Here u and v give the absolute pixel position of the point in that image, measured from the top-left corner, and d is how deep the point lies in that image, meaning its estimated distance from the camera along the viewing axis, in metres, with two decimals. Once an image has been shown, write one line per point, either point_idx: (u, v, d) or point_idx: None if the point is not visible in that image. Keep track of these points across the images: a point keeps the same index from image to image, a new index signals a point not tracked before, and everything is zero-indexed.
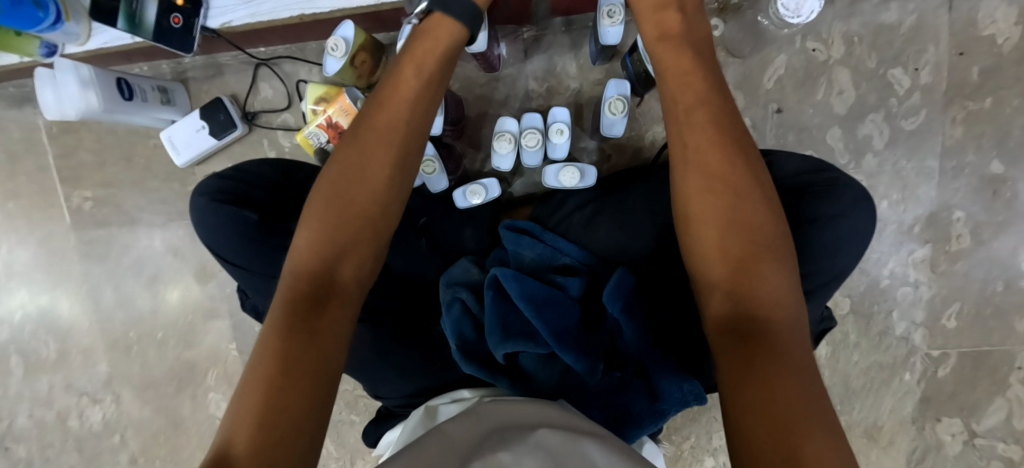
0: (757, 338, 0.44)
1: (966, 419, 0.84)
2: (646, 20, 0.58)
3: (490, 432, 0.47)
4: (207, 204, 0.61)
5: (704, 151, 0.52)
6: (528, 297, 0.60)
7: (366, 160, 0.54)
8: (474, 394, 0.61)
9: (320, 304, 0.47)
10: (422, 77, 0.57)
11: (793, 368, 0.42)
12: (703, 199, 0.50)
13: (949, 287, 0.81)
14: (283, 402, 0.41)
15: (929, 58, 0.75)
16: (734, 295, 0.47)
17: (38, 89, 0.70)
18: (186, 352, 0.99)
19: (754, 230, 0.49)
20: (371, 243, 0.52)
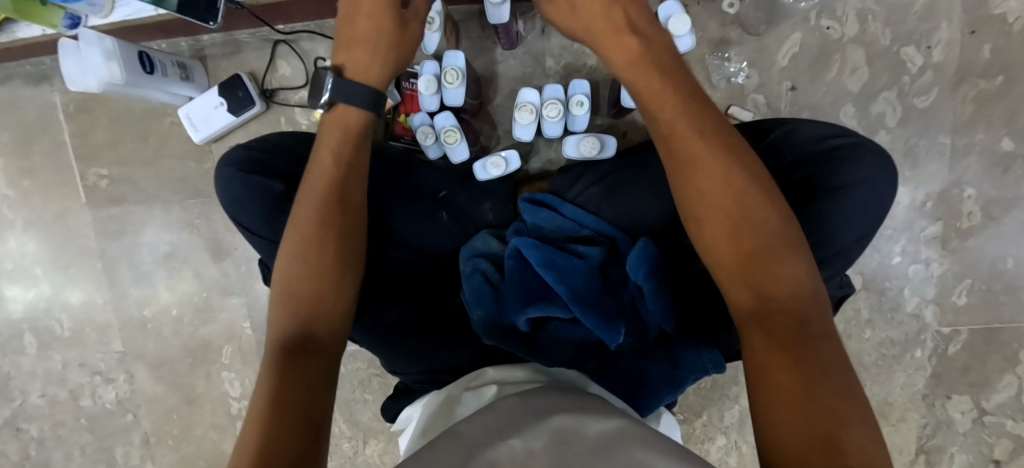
0: (783, 340, 0.42)
1: (976, 396, 0.85)
2: (608, 47, 0.56)
3: (505, 422, 0.46)
4: (234, 173, 0.61)
5: (695, 157, 0.50)
6: (549, 264, 0.62)
7: (318, 225, 0.54)
8: (499, 372, 0.61)
9: (300, 354, 0.48)
10: (339, 155, 0.58)
11: (812, 359, 0.41)
12: (705, 211, 0.49)
13: (960, 263, 0.82)
14: (281, 446, 0.41)
15: (942, 36, 0.76)
16: (749, 284, 0.46)
17: (61, 59, 0.70)
18: (201, 329, 1.00)
19: (763, 228, 0.47)
20: (334, 293, 0.53)
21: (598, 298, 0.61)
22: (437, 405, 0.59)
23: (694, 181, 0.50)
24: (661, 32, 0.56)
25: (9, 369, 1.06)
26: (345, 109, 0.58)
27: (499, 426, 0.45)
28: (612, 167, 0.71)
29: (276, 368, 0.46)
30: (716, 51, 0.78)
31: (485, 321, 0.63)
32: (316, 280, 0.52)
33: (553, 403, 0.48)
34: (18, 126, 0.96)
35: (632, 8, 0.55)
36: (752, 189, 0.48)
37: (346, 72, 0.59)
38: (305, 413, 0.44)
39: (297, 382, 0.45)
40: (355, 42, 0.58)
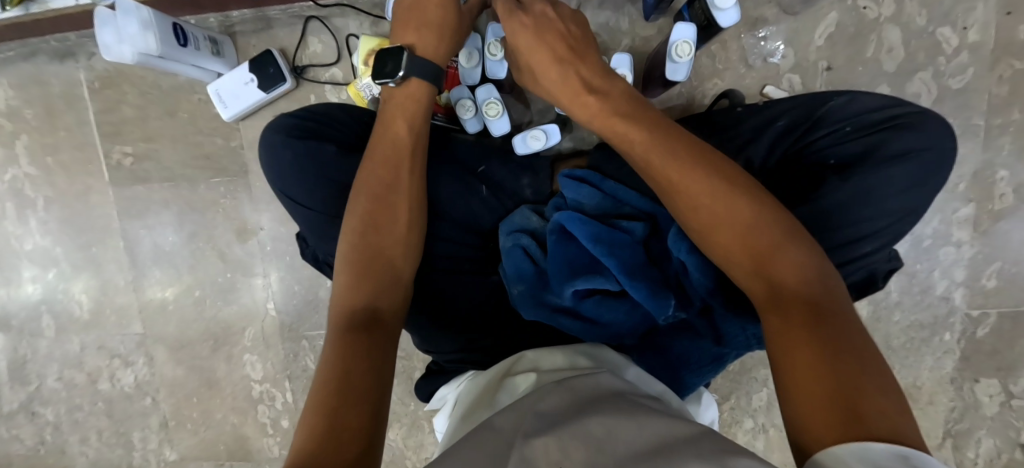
0: (801, 324, 0.40)
1: (1004, 380, 0.85)
2: (573, 105, 0.59)
3: (555, 422, 0.42)
4: (283, 140, 0.63)
5: (673, 174, 0.50)
6: (594, 238, 0.60)
7: (376, 215, 0.57)
8: (538, 353, 0.60)
9: (368, 329, 0.48)
10: (412, 131, 0.62)
11: (833, 338, 0.38)
12: (698, 220, 0.49)
13: (992, 245, 0.82)
14: (344, 403, 0.41)
15: (978, 16, 0.76)
16: (756, 277, 0.45)
17: (98, 29, 0.69)
18: (223, 311, 0.99)
19: (754, 227, 0.46)
20: (387, 273, 0.55)
21: (647, 270, 0.59)
22: (483, 386, 0.58)
23: (679, 202, 0.50)
24: (618, 82, 0.59)
25: (26, 351, 1.05)
26: (411, 83, 0.63)
27: (539, 423, 0.42)
28: None
29: (339, 342, 0.47)
30: (752, 30, 0.79)
31: (527, 295, 0.63)
32: (376, 270, 0.54)
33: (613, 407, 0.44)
34: (43, 103, 0.96)
35: (582, 65, 0.59)
36: (735, 188, 0.48)
37: (417, 51, 0.63)
38: (365, 377, 0.44)
39: (359, 352, 0.45)
40: (424, 26, 0.63)
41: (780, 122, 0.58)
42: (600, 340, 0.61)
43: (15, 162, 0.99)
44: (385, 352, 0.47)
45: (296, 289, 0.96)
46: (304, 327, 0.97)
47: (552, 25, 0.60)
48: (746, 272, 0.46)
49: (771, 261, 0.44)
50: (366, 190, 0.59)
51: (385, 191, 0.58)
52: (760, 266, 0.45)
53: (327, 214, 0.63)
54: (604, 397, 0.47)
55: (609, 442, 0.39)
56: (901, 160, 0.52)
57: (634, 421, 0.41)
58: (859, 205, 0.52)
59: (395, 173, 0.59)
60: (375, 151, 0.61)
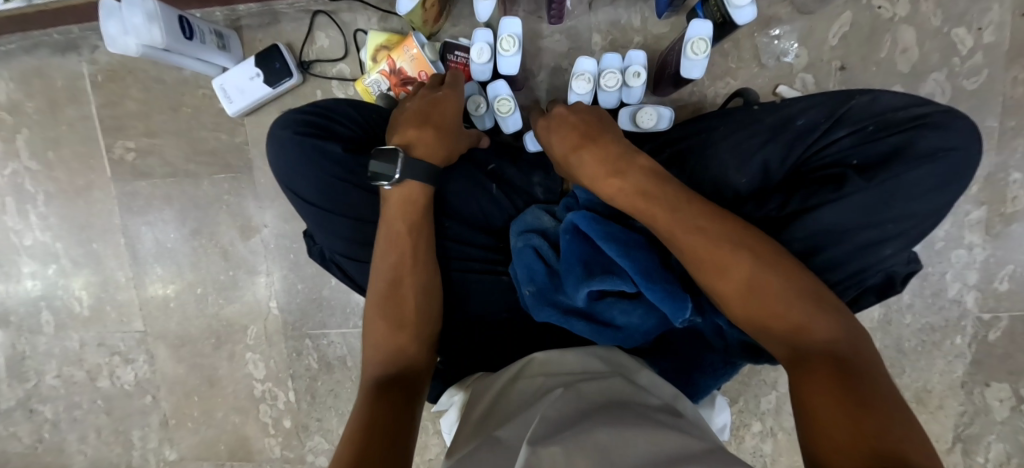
0: (828, 376, 0.41)
1: (1015, 384, 0.85)
2: (598, 188, 0.58)
3: (565, 429, 0.41)
4: (291, 137, 0.62)
5: (692, 242, 0.51)
6: (610, 238, 0.58)
7: (395, 279, 0.58)
8: (548, 356, 0.59)
9: (388, 390, 0.50)
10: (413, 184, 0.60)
11: (861, 390, 0.40)
12: (721, 285, 0.50)
13: (1005, 248, 0.82)
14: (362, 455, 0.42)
15: (993, 17, 0.75)
16: (782, 339, 0.46)
17: (103, 20, 0.70)
18: (226, 308, 0.98)
19: (776, 291, 0.47)
20: (407, 334, 0.56)
21: (663, 271, 0.58)
22: (490, 389, 0.57)
23: (707, 275, 0.50)
24: (639, 161, 0.57)
25: (25, 347, 1.04)
26: (405, 184, 0.59)
27: (546, 428, 0.41)
28: (674, 136, 0.67)
29: (368, 406, 0.48)
30: (765, 29, 0.78)
31: (539, 296, 0.62)
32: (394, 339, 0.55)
33: (621, 419, 0.43)
34: (45, 96, 0.95)
35: (600, 147, 0.59)
36: (760, 258, 0.49)
37: (416, 152, 0.61)
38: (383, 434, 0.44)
39: (375, 428, 0.45)
40: (427, 125, 0.62)
41: (800, 120, 0.58)
42: (612, 343, 0.60)
43: (15, 156, 0.98)
44: (401, 425, 0.46)
45: (299, 286, 0.95)
46: (308, 326, 0.96)
47: (567, 120, 0.62)
48: (766, 327, 0.47)
49: (800, 325, 0.45)
50: (389, 261, 0.58)
51: (398, 271, 0.58)
52: (787, 329, 0.46)
53: (334, 212, 0.62)
54: (610, 406, 0.46)
55: (616, 453, 0.37)
56: (928, 160, 0.51)
57: (642, 434, 0.40)
58: (882, 207, 0.52)
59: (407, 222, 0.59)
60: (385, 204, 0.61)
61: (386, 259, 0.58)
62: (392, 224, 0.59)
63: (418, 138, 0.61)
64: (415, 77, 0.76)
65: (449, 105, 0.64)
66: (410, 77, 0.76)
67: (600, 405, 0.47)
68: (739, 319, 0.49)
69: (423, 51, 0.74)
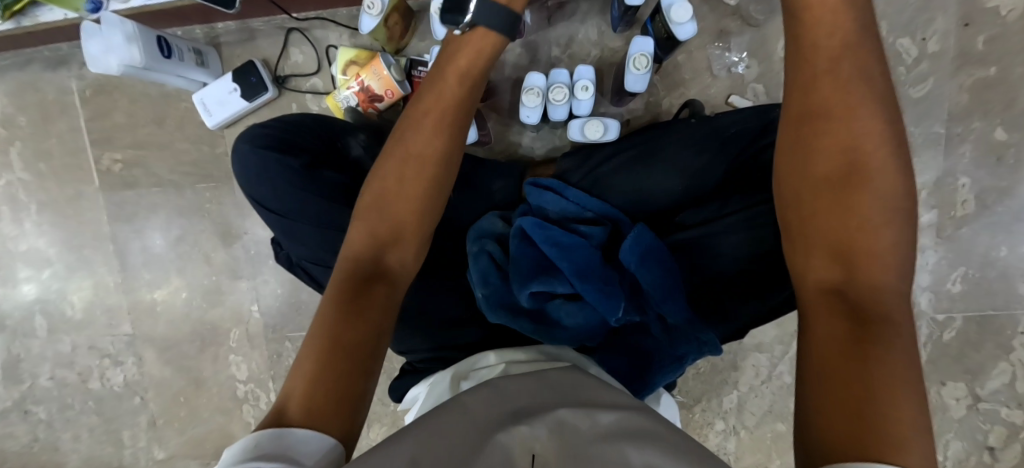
0: (863, 319, 0.42)
1: (970, 383, 0.87)
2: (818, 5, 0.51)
3: (527, 413, 0.46)
4: (250, 150, 0.66)
5: (848, 137, 0.49)
6: (553, 242, 0.65)
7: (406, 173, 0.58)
8: (501, 360, 0.63)
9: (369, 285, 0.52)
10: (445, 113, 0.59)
11: (880, 349, 0.40)
12: (825, 189, 0.49)
13: (955, 250, 0.84)
14: (332, 364, 0.46)
15: (937, 27, 0.78)
16: (839, 259, 0.46)
17: (84, 42, 0.73)
18: (210, 312, 1.02)
19: (869, 222, 0.46)
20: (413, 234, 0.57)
21: (599, 273, 0.63)
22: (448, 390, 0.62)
23: (845, 177, 0.48)
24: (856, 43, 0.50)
25: (19, 350, 1.09)
26: (488, 32, 0.61)
27: (515, 413, 0.46)
28: (623, 146, 0.73)
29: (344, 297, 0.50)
30: (717, 41, 0.81)
31: (491, 300, 0.65)
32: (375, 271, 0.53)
33: (581, 397, 0.49)
34: (37, 110, 0.99)
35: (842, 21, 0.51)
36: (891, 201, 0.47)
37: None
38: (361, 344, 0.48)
39: (349, 321, 0.48)
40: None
41: (732, 129, 0.67)
42: (557, 341, 0.63)
43: (8, 167, 1.03)
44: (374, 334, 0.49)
45: (279, 291, 0.99)
46: (288, 329, 1.00)
47: None
48: (834, 257, 0.47)
49: (863, 259, 0.45)
50: (404, 155, 0.59)
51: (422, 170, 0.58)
52: (846, 259, 0.46)
53: (294, 219, 0.66)
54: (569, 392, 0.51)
55: (581, 425, 0.43)
56: None
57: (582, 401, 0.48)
58: None
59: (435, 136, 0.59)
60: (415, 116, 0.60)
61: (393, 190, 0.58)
62: (415, 134, 0.59)
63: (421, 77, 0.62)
64: (382, 95, 0.80)
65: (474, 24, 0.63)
66: (377, 94, 0.79)
67: (565, 384, 0.53)
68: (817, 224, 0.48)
69: (389, 71, 0.77)
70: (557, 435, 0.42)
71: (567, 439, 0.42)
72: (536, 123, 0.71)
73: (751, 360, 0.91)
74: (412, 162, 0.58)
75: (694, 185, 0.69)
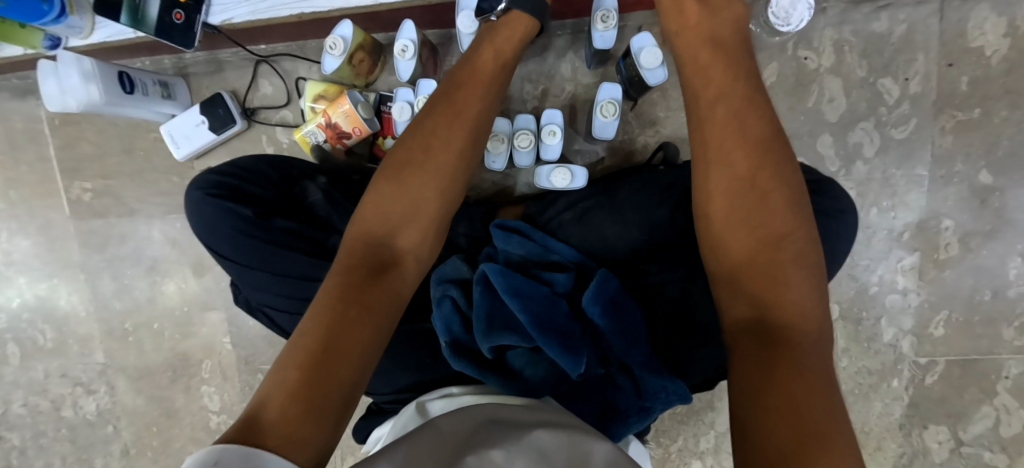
0: (779, 344, 0.46)
1: (953, 427, 0.84)
2: (707, 72, 0.58)
3: (501, 433, 0.49)
4: (202, 199, 0.64)
5: (757, 179, 0.54)
6: (513, 290, 0.61)
7: (417, 161, 0.60)
8: (463, 391, 0.63)
9: (377, 275, 0.53)
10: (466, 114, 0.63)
11: (809, 373, 0.43)
12: (738, 229, 0.53)
13: (938, 294, 0.82)
14: (338, 347, 0.46)
15: (918, 68, 0.76)
16: (755, 306, 0.50)
17: (41, 80, 0.72)
18: (182, 343, 1.00)
19: (792, 255, 0.51)
20: (426, 220, 0.59)
21: (561, 325, 0.60)
22: (407, 415, 0.62)
23: (769, 216, 0.52)
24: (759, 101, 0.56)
25: None
26: (519, 17, 0.66)
27: (487, 434, 0.49)
28: (584, 194, 0.71)
29: (351, 282, 0.51)
30: None
31: (452, 349, 0.63)
32: (378, 280, 0.53)
33: (555, 418, 0.52)
34: (7, 138, 0.98)
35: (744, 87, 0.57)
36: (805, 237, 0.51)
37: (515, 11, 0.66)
38: (369, 328, 0.49)
39: (357, 306, 0.49)
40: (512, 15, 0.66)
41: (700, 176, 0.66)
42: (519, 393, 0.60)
43: None
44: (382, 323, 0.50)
45: (251, 324, 0.98)
46: (260, 360, 0.98)
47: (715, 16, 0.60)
48: (757, 288, 0.50)
49: (777, 288, 0.49)
50: (419, 145, 0.61)
51: (441, 163, 0.61)
52: (771, 288, 0.50)
53: (249, 265, 0.64)
54: (543, 412, 0.54)
55: (557, 452, 0.46)
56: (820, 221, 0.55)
57: (556, 423, 0.51)
58: None
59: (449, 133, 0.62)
60: (439, 110, 0.63)
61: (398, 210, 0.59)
62: (435, 125, 0.62)
63: (435, 103, 0.63)
64: (350, 131, 0.78)
65: (486, 61, 0.65)
66: (345, 131, 0.77)
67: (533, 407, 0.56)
68: (733, 248, 0.53)
69: (355, 108, 0.75)
70: (533, 462, 0.45)
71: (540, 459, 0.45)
72: (502, 169, 0.70)
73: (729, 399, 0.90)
74: (430, 157, 0.61)
75: (654, 232, 0.66)
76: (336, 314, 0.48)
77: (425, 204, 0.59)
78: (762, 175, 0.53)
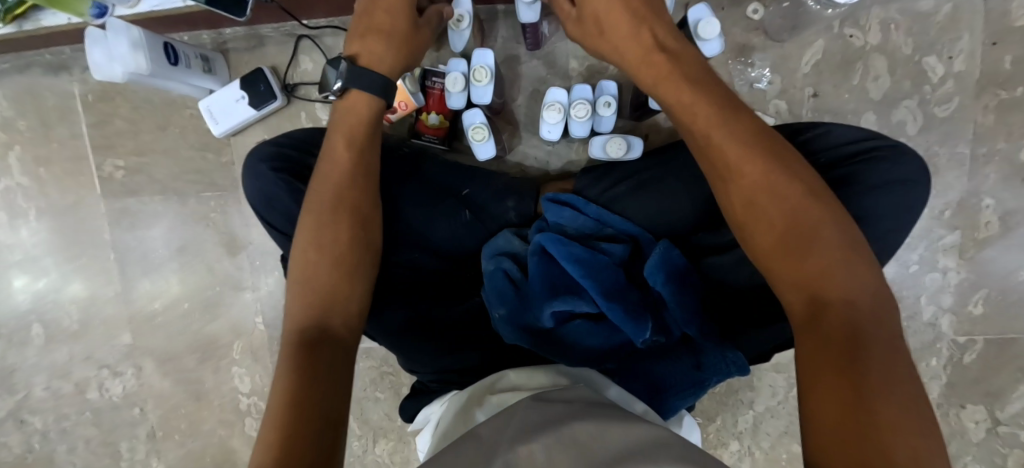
0: (833, 332, 0.42)
1: (990, 406, 0.85)
2: (665, 88, 0.55)
3: (543, 426, 0.45)
4: (264, 171, 0.63)
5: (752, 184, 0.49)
6: (574, 259, 0.63)
7: (323, 228, 0.56)
8: (517, 376, 0.60)
9: (314, 347, 0.49)
10: (351, 169, 0.58)
11: (869, 358, 0.40)
12: (755, 234, 0.49)
13: (978, 273, 0.82)
14: (293, 427, 0.43)
15: (962, 46, 0.77)
16: (801, 295, 0.45)
17: (88, 49, 0.70)
18: (212, 323, 0.99)
19: (823, 242, 0.45)
20: (348, 286, 0.54)
21: (624, 293, 0.62)
22: (461, 403, 0.59)
23: (781, 215, 0.47)
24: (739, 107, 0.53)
25: (14, 360, 1.05)
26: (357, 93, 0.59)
27: (528, 428, 0.45)
28: (636, 167, 0.71)
29: (290, 364, 0.47)
30: (739, 56, 0.80)
31: (508, 319, 0.63)
32: (320, 348, 0.49)
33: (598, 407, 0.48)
34: (37, 114, 0.97)
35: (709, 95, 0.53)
36: (828, 220, 0.47)
37: (361, 61, 0.60)
38: (319, 405, 0.45)
39: (298, 387, 0.45)
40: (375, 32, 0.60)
41: None
42: (577, 362, 0.61)
43: (7, 172, 1.00)
44: (328, 390, 0.46)
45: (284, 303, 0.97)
46: None
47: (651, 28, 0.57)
48: (793, 285, 0.46)
49: (819, 275, 0.45)
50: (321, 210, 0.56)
51: (331, 227, 0.56)
52: (808, 285, 0.45)
53: None
54: (591, 404, 0.49)
55: (595, 443, 0.42)
56: (888, 191, 0.54)
57: (600, 414, 0.46)
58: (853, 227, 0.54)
59: (342, 192, 0.57)
60: (324, 177, 0.58)
61: (320, 281, 0.53)
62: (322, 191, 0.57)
63: (324, 169, 0.59)
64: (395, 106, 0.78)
65: (351, 120, 0.60)
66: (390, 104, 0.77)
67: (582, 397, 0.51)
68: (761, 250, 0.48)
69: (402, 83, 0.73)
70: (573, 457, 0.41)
71: (578, 450, 0.41)
72: (556, 140, 0.71)
73: (767, 380, 0.90)
74: (326, 228, 0.56)
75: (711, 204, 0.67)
76: (285, 404, 0.44)
77: (343, 265, 0.55)
78: (756, 179, 0.49)
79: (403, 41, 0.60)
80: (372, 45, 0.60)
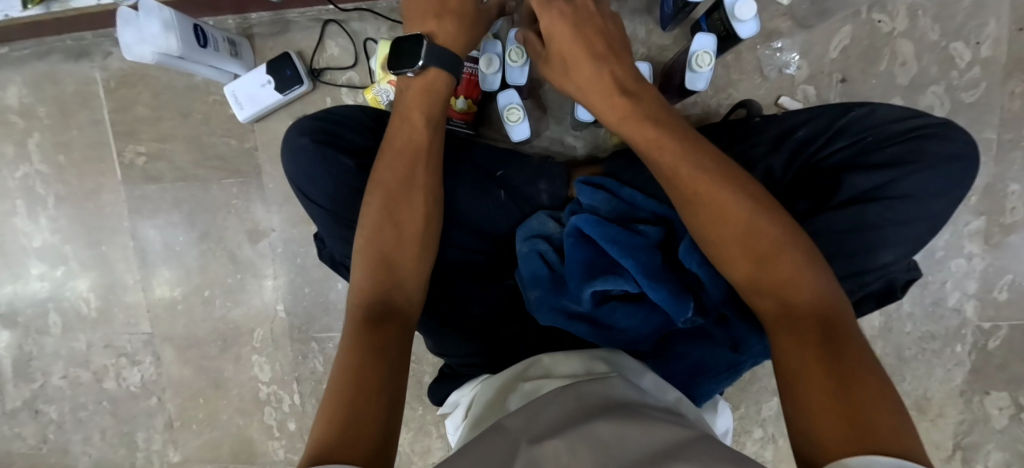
0: (813, 336, 0.41)
1: (1014, 393, 0.85)
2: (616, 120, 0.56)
3: (567, 426, 0.42)
4: (304, 144, 0.63)
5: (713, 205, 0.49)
6: (613, 239, 0.62)
7: (392, 206, 0.58)
8: (553, 358, 0.60)
9: (382, 320, 0.50)
10: (416, 150, 0.60)
11: (848, 360, 0.39)
12: (724, 252, 0.48)
13: (1003, 258, 0.83)
14: (366, 395, 0.43)
15: (989, 32, 0.77)
16: (774, 304, 0.45)
17: (121, 30, 0.70)
18: (233, 311, 0.99)
19: (787, 255, 0.45)
20: (413, 265, 0.56)
21: (665, 273, 0.60)
22: (498, 384, 0.59)
23: (744, 232, 0.47)
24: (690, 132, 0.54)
25: (32, 348, 1.04)
26: (434, 71, 0.62)
27: (553, 427, 0.42)
28: None
29: (358, 335, 0.48)
30: (767, 41, 0.80)
31: (545, 300, 0.63)
32: (388, 322, 0.50)
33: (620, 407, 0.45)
34: (57, 101, 0.97)
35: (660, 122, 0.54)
36: (787, 233, 0.46)
37: (437, 40, 0.62)
38: (392, 374, 0.45)
39: (377, 354, 0.46)
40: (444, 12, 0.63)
41: (800, 131, 0.61)
42: (612, 343, 0.62)
43: (27, 159, 0.99)
44: (400, 359, 0.47)
45: (306, 291, 0.96)
46: (314, 329, 0.97)
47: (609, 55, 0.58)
48: (767, 297, 0.45)
49: (789, 284, 0.44)
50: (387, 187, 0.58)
51: (393, 205, 0.58)
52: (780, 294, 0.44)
53: (345, 219, 0.63)
54: (610, 404, 0.46)
55: (616, 441, 0.39)
56: (938, 167, 0.55)
57: (622, 413, 0.43)
58: (904, 206, 0.54)
59: (410, 170, 0.59)
60: (389, 157, 0.60)
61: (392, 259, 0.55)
62: (390, 170, 0.59)
63: (388, 148, 0.61)
64: None
65: (414, 103, 0.62)
66: None
67: (602, 393, 0.48)
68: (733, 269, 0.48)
69: None
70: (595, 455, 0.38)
71: (601, 447, 0.38)
72: (591, 120, 0.73)
73: None
74: (399, 204, 0.58)
75: None
76: (359, 370, 0.45)
77: (408, 246, 0.56)
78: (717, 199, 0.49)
79: (468, 19, 0.64)
80: (445, 25, 0.63)
